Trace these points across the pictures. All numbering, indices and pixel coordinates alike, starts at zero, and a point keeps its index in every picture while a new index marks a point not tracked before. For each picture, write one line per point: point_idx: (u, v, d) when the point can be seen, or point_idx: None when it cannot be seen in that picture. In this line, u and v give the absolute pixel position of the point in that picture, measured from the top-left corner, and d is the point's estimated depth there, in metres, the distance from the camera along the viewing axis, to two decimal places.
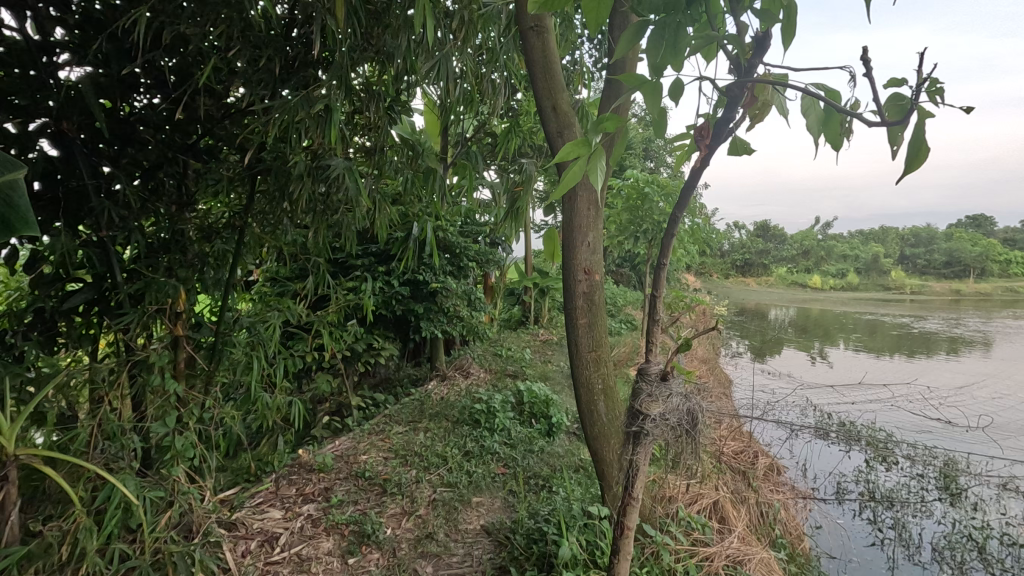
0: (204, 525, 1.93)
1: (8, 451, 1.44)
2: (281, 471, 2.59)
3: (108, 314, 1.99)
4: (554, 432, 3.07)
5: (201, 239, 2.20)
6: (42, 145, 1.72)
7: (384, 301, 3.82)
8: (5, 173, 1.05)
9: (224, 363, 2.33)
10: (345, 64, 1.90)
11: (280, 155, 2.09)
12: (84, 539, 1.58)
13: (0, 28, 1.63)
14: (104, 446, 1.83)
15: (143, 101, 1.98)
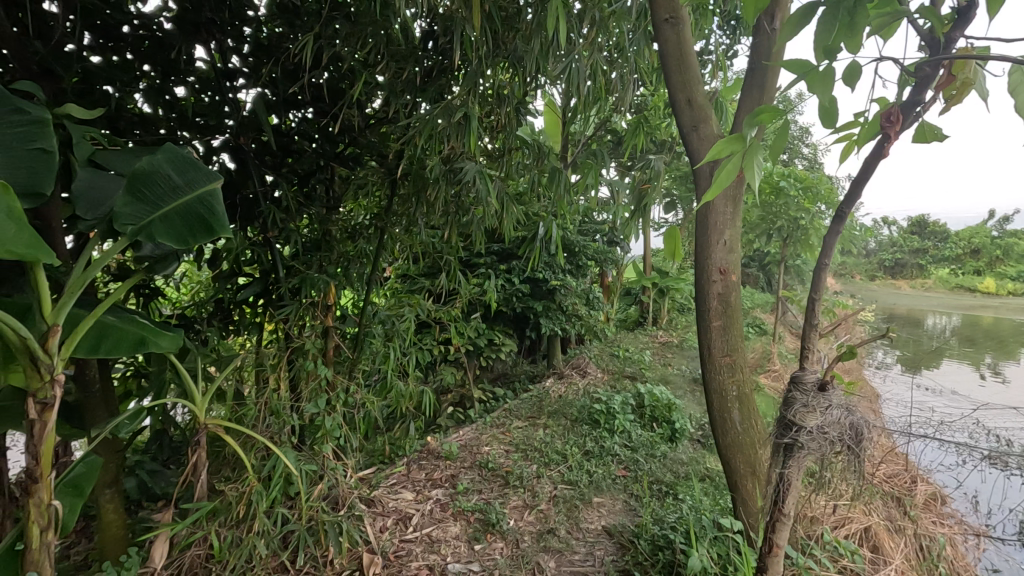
0: (349, 500, 2.11)
1: (200, 418, 1.78)
2: (412, 455, 2.77)
3: (271, 305, 2.25)
4: (676, 438, 2.96)
5: (346, 239, 2.43)
6: (223, 158, 2.02)
7: (505, 298, 3.94)
8: (207, 183, 1.24)
9: (366, 352, 2.54)
10: (478, 71, 1.98)
11: (417, 160, 2.23)
12: (255, 501, 1.81)
13: (195, 60, 1.94)
14: (268, 422, 2.07)
15: (300, 116, 2.23)
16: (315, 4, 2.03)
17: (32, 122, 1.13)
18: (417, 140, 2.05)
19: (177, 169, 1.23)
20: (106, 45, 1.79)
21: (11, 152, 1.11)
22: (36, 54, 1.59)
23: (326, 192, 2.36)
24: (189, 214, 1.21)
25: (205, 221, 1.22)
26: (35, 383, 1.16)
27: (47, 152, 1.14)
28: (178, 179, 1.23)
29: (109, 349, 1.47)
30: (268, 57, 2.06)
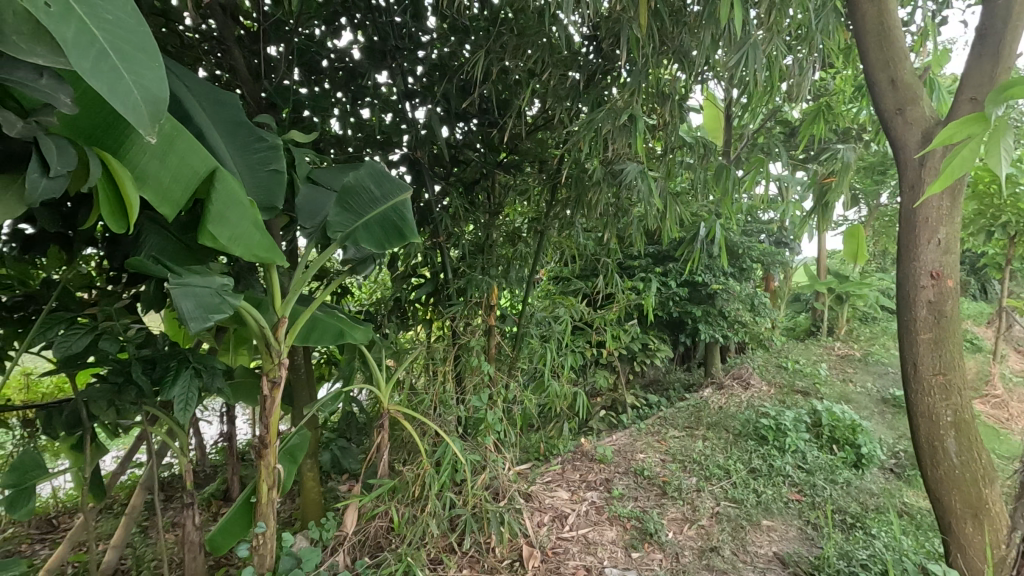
0: (508, 492, 2.19)
1: (384, 403, 1.99)
2: (565, 456, 2.81)
3: (441, 303, 2.43)
4: (862, 465, 2.62)
5: (507, 242, 2.54)
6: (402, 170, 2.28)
7: (661, 302, 3.81)
8: (399, 193, 1.39)
9: (524, 351, 2.64)
10: (643, 70, 1.93)
11: (578, 164, 2.25)
12: (429, 483, 1.97)
13: (379, 83, 2.17)
14: (439, 412, 2.24)
15: (465, 128, 2.39)
16: (484, 22, 2.14)
17: (269, 148, 1.35)
18: (580, 144, 2.08)
19: (375, 182, 1.40)
20: (311, 77, 2.10)
21: (255, 174, 1.34)
22: (264, 92, 1.93)
23: (490, 198, 2.49)
24: (386, 221, 1.36)
25: (399, 226, 1.36)
26: (269, 364, 1.40)
27: (279, 172, 1.35)
28: (377, 190, 1.39)
29: (318, 339, 1.72)
30: (441, 76, 2.25)
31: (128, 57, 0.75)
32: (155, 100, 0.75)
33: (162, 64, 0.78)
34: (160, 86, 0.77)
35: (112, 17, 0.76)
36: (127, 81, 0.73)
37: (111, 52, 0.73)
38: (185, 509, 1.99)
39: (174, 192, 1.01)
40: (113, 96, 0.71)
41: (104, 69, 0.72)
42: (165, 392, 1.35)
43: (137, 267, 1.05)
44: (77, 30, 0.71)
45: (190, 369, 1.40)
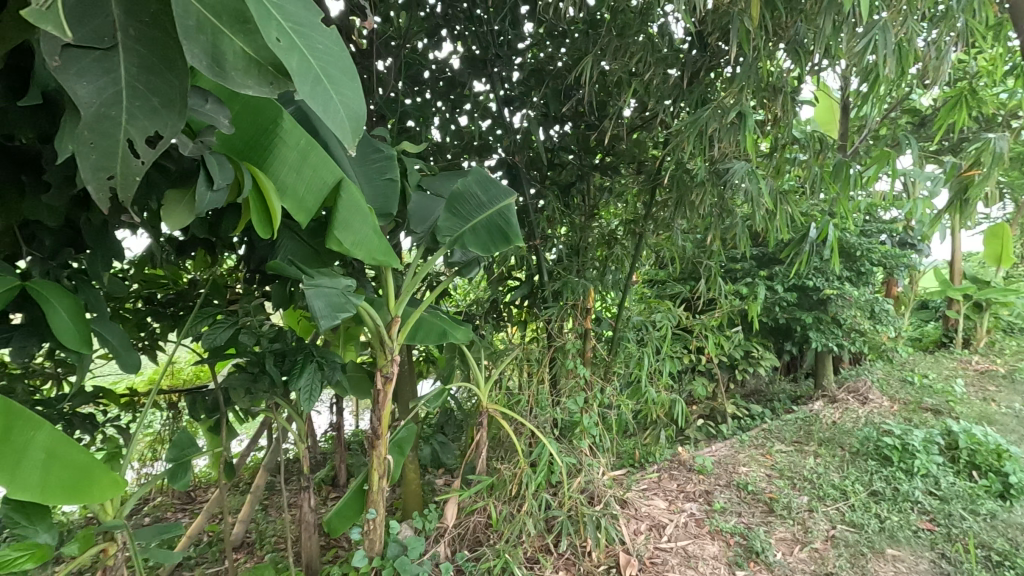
0: (604, 497, 2.17)
1: (484, 402, 2.04)
2: (662, 464, 2.73)
3: (537, 305, 2.45)
4: (1010, 496, 2.31)
5: (603, 245, 2.52)
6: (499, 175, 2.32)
7: (766, 307, 3.58)
8: (504, 197, 1.42)
9: (620, 355, 2.60)
10: (755, 64, 1.83)
11: (681, 164, 2.18)
12: (527, 482, 2.00)
13: (478, 90, 2.24)
14: (536, 413, 2.26)
15: (559, 131, 2.40)
16: (581, 24, 2.15)
17: (385, 158, 1.44)
18: (684, 144, 2.01)
19: (482, 188, 1.44)
20: (414, 88, 2.20)
21: (373, 183, 1.43)
22: (373, 104, 2.03)
23: (585, 199, 2.47)
24: (492, 225, 1.39)
25: (504, 230, 1.39)
26: (382, 360, 1.49)
27: (394, 180, 1.43)
28: (484, 196, 1.43)
29: (424, 338, 1.80)
30: (538, 81, 2.28)
31: (336, 81, 0.83)
32: (354, 117, 0.84)
33: (360, 86, 0.86)
34: (357, 104, 0.86)
35: (320, 46, 0.84)
36: (336, 102, 0.82)
37: (323, 77, 0.81)
38: (303, 491, 2.16)
39: (307, 201, 1.11)
40: (328, 116, 0.80)
41: (319, 94, 0.80)
42: (293, 382, 1.49)
43: (276, 269, 1.16)
44: (299, 60, 0.79)
45: (314, 363, 1.53)
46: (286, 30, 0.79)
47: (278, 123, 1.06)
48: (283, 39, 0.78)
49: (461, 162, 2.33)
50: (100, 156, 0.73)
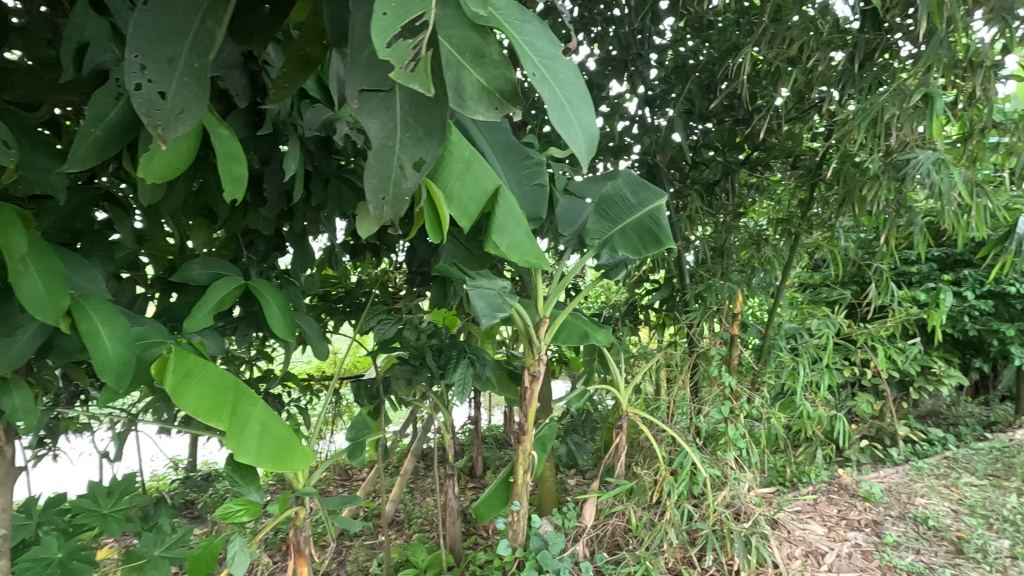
0: (752, 514, 2.03)
1: (623, 406, 2.02)
2: (818, 486, 2.48)
3: (678, 308, 2.36)
4: None
5: (753, 246, 2.35)
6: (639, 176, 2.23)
7: (952, 316, 3.10)
8: (655, 199, 1.40)
9: (771, 364, 2.42)
10: (948, 38, 1.60)
11: (850, 157, 1.97)
12: (669, 490, 1.94)
13: (619, 92, 2.22)
14: (678, 419, 2.20)
15: (699, 129, 2.26)
16: (731, 14, 2.07)
17: (534, 164, 1.48)
18: (854, 134, 1.81)
19: (631, 190, 1.43)
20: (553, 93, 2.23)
21: (523, 189, 1.47)
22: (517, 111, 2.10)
23: (731, 198, 2.33)
24: (641, 228, 1.38)
25: (654, 233, 1.37)
26: (530, 358, 1.55)
27: (542, 185, 1.47)
28: (633, 198, 1.42)
29: (566, 339, 1.83)
30: (680, 78, 2.17)
31: (576, 105, 0.73)
32: (593, 140, 0.74)
33: (592, 107, 0.76)
34: (591, 123, 0.75)
35: (558, 71, 0.71)
36: (580, 129, 0.72)
37: (567, 106, 0.71)
38: (448, 478, 2.31)
39: (469, 208, 1.19)
40: (581, 146, 0.70)
41: (562, 119, 0.70)
42: (448, 376, 1.60)
43: (442, 271, 1.27)
44: (545, 93, 0.67)
45: (466, 359, 1.63)
46: (530, 61, 0.67)
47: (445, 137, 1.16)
48: (529, 73, 0.66)
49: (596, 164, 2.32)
50: (380, 178, 0.67)
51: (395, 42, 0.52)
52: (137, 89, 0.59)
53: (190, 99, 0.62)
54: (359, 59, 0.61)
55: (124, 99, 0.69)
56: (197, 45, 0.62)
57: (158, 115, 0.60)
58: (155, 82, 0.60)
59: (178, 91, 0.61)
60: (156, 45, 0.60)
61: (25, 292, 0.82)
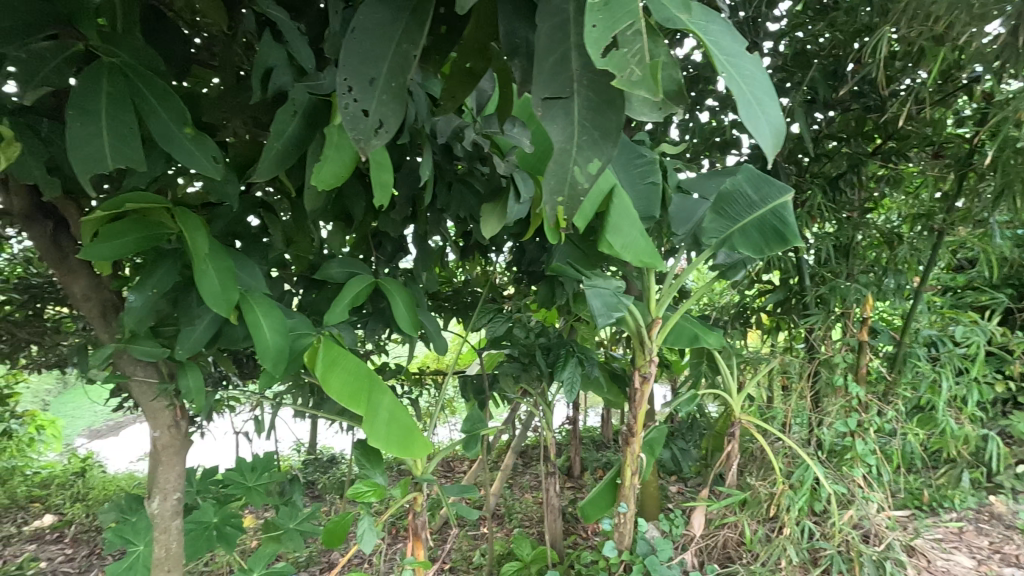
0: (884, 538, 1.86)
1: (736, 413, 1.93)
2: (964, 514, 2.21)
3: (796, 312, 2.21)
4: None
5: (885, 244, 2.15)
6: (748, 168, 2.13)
7: None
8: (780, 195, 1.32)
9: (907, 374, 2.19)
10: None
11: (1010, 144, 1.74)
12: (787, 504, 1.83)
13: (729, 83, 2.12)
14: (797, 430, 2.06)
15: (820, 118, 2.11)
16: None
17: (647, 162, 1.44)
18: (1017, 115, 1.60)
19: (753, 186, 1.37)
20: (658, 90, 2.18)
21: (636, 188, 1.45)
22: None
23: (858, 192, 2.15)
24: (764, 226, 1.31)
25: (778, 231, 1.29)
26: (641, 359, 1.54)
27: (656, 183, 1.43)
28: (755, 195, 1.36)
29: (675, 340, 1.78)
30: (801, 64, 2.02)
31: (757, 92, 0.58)
32: (780, 132, 0.58)
33: (778, 99, 0.60)
34: (777, 116, 0.59)
35: (734, 57, 0.58)
36: (761, 116, 0.57)
37: (745, 91, 0.57)
38: (549, 476, 2.33)
39: (586, 207, 1.20)
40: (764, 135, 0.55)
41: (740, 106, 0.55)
42: (557, 374, 1.62)
43: (557, 270, 1.31)
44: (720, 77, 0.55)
45: (575, 358, 1.65)
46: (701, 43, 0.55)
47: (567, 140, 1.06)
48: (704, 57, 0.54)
49: (701, 161, 2.23)
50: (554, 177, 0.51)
51: (610, 50, 0.46)
52: (344, 109, 0.56)
53: (389, 119, 0.58)
54: (551, 62, 0.50)
55: (299, 115, 0.75)
56: (397, 65, 0.56)
57: (360, 133, 0.58)
58: (360, 101, 0.57)
59: (379, 110, 0.57)
60: (360, 65, 0.56)
61: (204, 288, 0.94)
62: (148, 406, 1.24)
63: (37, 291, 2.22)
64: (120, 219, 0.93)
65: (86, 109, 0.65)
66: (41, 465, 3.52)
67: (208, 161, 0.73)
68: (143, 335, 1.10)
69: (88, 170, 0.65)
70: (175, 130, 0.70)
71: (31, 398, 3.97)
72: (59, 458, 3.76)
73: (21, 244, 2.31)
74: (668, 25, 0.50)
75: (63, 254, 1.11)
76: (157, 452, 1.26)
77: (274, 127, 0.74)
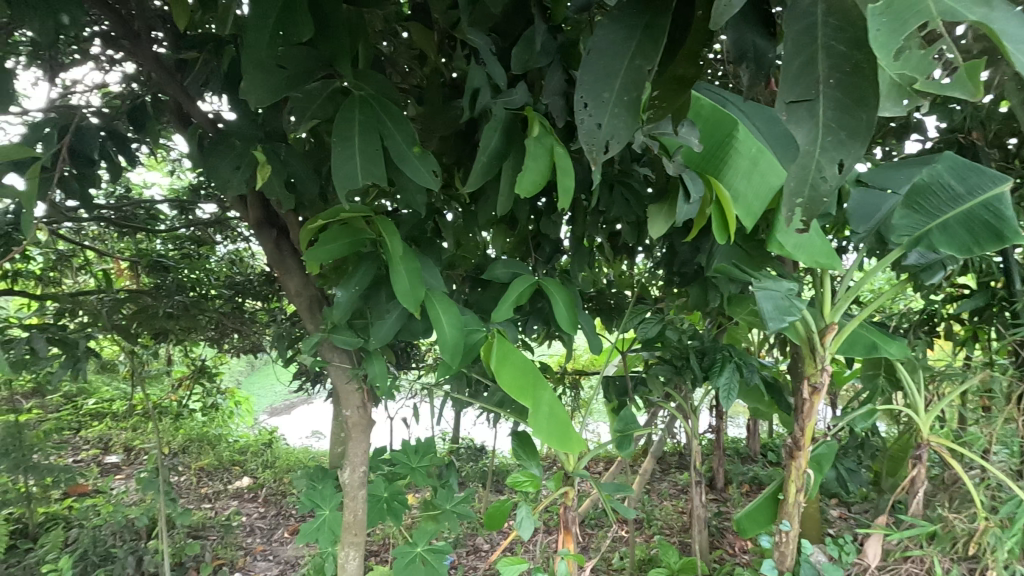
0: None
1: (923, 435, 1.70)
2: None
3: (1003, 321, 1.88)
4: None
5: None
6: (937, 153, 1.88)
7: None
8: (997, 185, 1.16)
9: None
10: None
11: None
12: (992, 543, 1.57)
13: None
14: (1004, 458, 1.76)
15: None
16: None
17: None
18: None
19: (957, 177, 1.22)
20: None
21: None
22: None
23: None
24: (972, 220, 1.16)
25: (993, 227, 1.13)
26: (810, 368, 1.44)
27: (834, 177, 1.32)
28: (960, 187, 1.21)
29: (849, 350, 1.62)
30: None
31: None
32: None
33: None
34: None
35: None
36: None
37: None
38: (695, 486, 2.24)
39: (756, 205, 1.12)
40: None
41: None
42: (713, 379, 1.57)
43: (722, 270, 1.26)
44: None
45: (732, 364, 1.58)
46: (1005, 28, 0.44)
47: (733, 134, 1.13)
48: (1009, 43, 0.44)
49: (874, 150, 2.00)
50: (794, 176, 0.49)
51: (902, 59, 0.44)
52: (579, 125, 0.56)
53: (621, 133, 0.55)
54: (797, 65, 0.46)
55: (500, 130, 0.82)
56: (631, 83, 0.53)
57: (591, 147, 0.57)
58: (593, 117, 0.56)
59: (610, 123, 0.55)
60: (596, 82, 0.55)
61: (397, 286, 1.05)
62: (343, 388, 1.42)
63: (242, 288, 2.65)
64: (333, 226, 1.07)
65: (343, 135, 0.77)
66: (239, 434, 4.17)
67: (429, 175, 0.82)
68: (343, 326, 1.27)
69: (345, 186, 0.76)
70: (406, 148, 0.80)
71: (230, 378, 4.72)
72: (251, 430, 4.42)
73: (230, 248, 2.82)
74: (946, 18, 0.42)
75: (282, 256, 1.32)
76: (349, 429, 1.45)
77: (481, 142, 0.82)
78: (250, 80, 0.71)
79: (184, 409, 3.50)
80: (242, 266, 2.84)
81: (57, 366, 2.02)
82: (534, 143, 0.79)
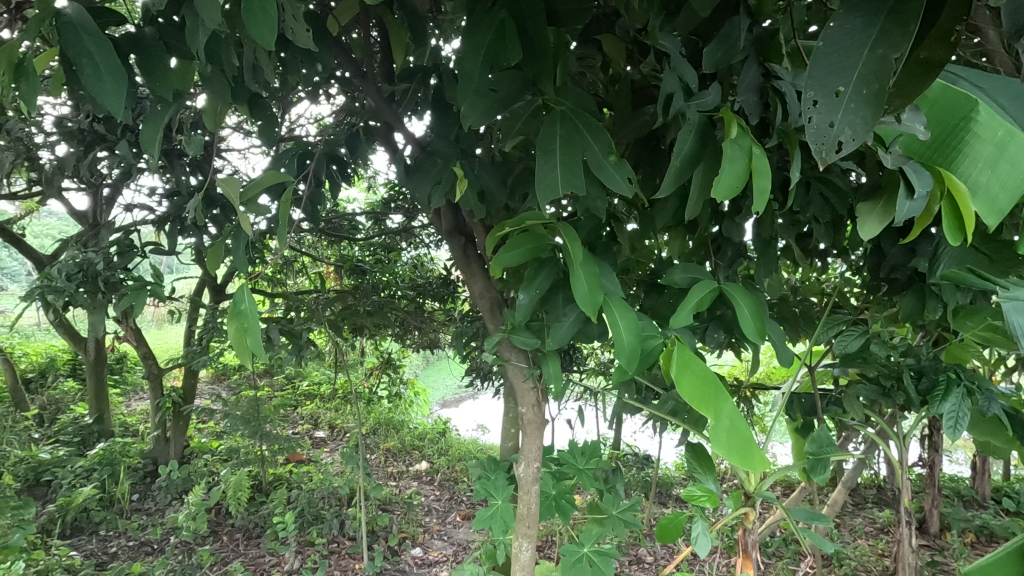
0: None
1: None
2: None
3: None
4: None
5: None
6: None
7: None
8: None
9: None
10: None
11: None
12: None
13: None
14: None
15: None
16: None
17: None
18: None
19: None
20: None
21: None
22: None
23: None
24: None
25: None
26: None
27: None
28: None
29: None
30: None
31: None
32: None
33: None
34: None
35: None
36: None
37: None
38: (902, 525, 1.93)
39: (1001, 201, 0.93)
40: None
41: None
42: (935, 405, 1.35)
43: (953, 278, 1.09)
44: None
45: (961, 388, 1.36)
46: None
47: (971, 117, 0.98)
48: None
49: None
50: None
51: None
52: (808, 123, 0.53)
53: (858, 128, 0.52)
54: None
55: (694, 131, 0.80)
56: (872, 74, 0.49)
57: (821, 146, 0.54)
58: (824, 114, 0.53)
59: (845, 119, 0.52)
60: (828, 75, 0.52)
61: (576, 291, 1.08)
62: (520, 385, 1.49)
63: (424, 289, 2.90)
64: (517, 234, 1.14)
65: (546, 148, 0.82)
66: (418, 421, 4.62)
67: (624, 181, 0.83)
68: (522, 327, 1.33)
69: (547, 196, 0.81)
70: (602, 157, 0.82)
71: (410, 370, 5.24)
72: (428, 419, 4.87)
73: (414, 254, 3.14)
74: None
75: (468, 261, 1.44)
76: (525, 425, 1.51)
77: (675, 147, 0.80)
78: (467, 105, 0.78)
79: (375, 394, 3.98)
80: (423, 269, 3.08)
81: (287, 352, 2.44)
82: (732, 143, 0.76)
